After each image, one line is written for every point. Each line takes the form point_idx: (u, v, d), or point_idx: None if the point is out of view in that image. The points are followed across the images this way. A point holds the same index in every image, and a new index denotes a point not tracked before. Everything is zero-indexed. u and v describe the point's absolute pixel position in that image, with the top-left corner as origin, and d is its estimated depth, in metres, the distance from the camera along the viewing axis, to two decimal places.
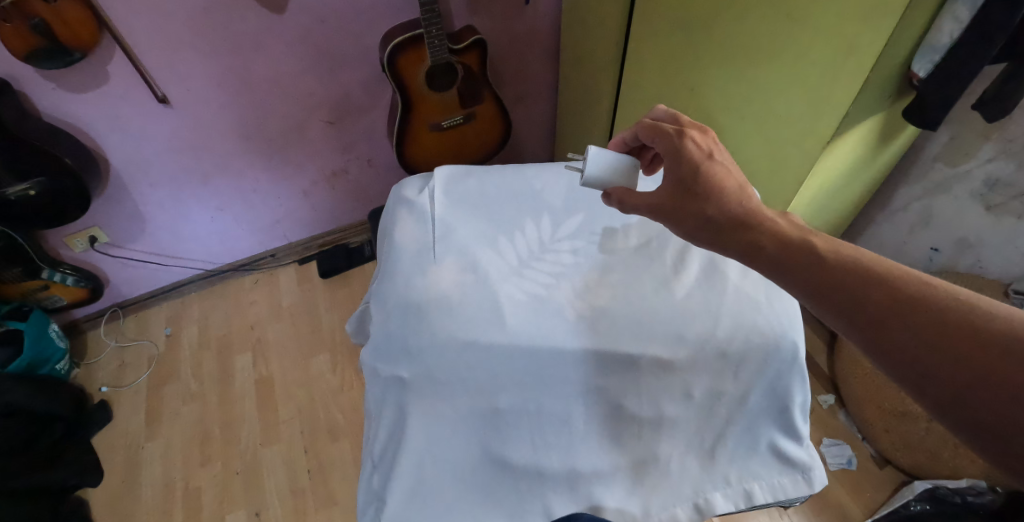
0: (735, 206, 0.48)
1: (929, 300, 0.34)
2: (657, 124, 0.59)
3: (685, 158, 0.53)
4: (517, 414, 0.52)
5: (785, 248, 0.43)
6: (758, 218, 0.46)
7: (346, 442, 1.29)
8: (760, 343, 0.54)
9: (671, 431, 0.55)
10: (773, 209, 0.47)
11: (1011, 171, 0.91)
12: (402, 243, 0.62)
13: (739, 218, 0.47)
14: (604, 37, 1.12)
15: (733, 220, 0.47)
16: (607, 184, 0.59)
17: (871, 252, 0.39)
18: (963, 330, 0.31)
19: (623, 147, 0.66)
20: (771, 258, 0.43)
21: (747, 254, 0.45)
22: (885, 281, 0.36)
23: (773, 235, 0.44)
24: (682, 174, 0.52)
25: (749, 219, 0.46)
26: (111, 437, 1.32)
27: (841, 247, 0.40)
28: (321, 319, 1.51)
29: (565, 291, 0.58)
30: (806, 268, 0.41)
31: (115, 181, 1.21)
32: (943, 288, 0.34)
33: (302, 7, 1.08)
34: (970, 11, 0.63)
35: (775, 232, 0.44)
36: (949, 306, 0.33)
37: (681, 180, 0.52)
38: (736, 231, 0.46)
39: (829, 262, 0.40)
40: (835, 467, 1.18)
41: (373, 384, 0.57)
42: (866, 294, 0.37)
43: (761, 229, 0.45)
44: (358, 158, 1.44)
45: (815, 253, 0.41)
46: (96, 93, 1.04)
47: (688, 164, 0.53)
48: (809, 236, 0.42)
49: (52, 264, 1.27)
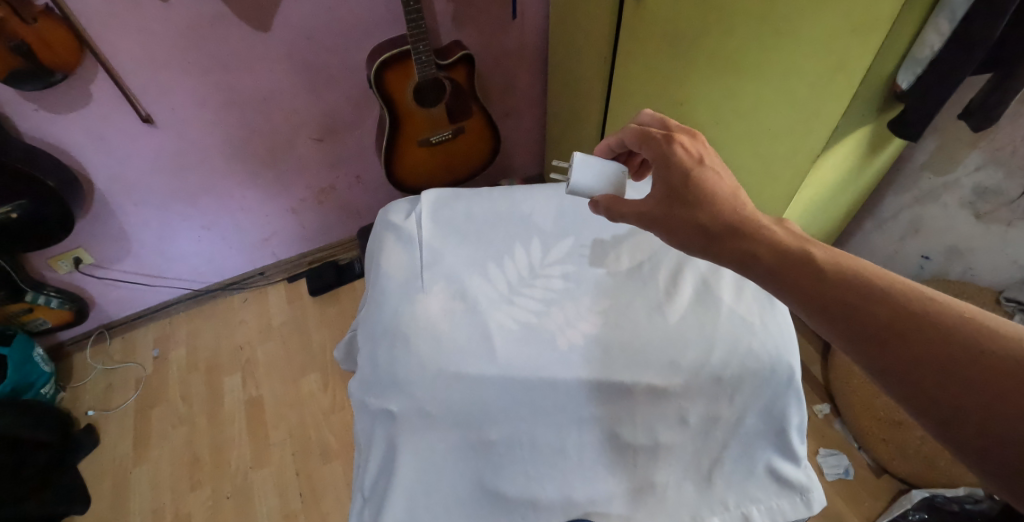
0: (729, 215, 0.47)
1: (930, 320, 0.33)
2: (645, 129, 0.57)
3: (675, 166, 0.52)
4: (509, 445, 0.51)
5: (780, 263, 0.42)
6: (752, 231, 0.45)
7: (339, 463, 1.26)
8: (755, 367, 0.53)
9: (668, 458, 0.53)
10: (768, 219, 0.46)
11: (999, 180, 0.91)
12: (389, 270, 0.60)
13: (731, 230, 0.46)
14: (592, 50, 1.12)
15: (728, 228, 0.46)
16: (596, 192, 0.59)
17: (870, 263, 0.39)
18: (967, 354, 0.31)
19: (610, 153, 0.66)
20: (769, 269, 0.42)
21: (742, 266, 0.44)
22: (887, 297, 0.36)
23: (768, 247, 0.43)
24: (672, 183, 0.51)
25: (744, 228, 0.45)
26: (98, 462, 1.28)
27: (839, 259, 0.40)
28: (312, 338, 1.49)
29: (556, 319, 0.57)
30: (802, 283, 0.40)
31: (99, 202, 1.19)
32: (944, 304, 0.34)
33: (288, 24, 1.07)
34: (950, 24, 0.62)
35: (771, 243, 0.43)
36: (951, 324, 0.32)
37: (671, 190, 0.51)
38: (731, 241, 0.45)
39: (826, 275, 0.39)
40: (832, 477, 1.17)
41: (361, 416, 0.55)
42: (871, 310, 0.36)
43: (754, 244, 0.44)
44: (347, 174, 1.43)
45: (814, 266, 0.40)
46: (79, 114, 1.02)
47: (677, 171, 0.52)
48: (808, 246, 0.42)
49: (36, 287, 1.24)
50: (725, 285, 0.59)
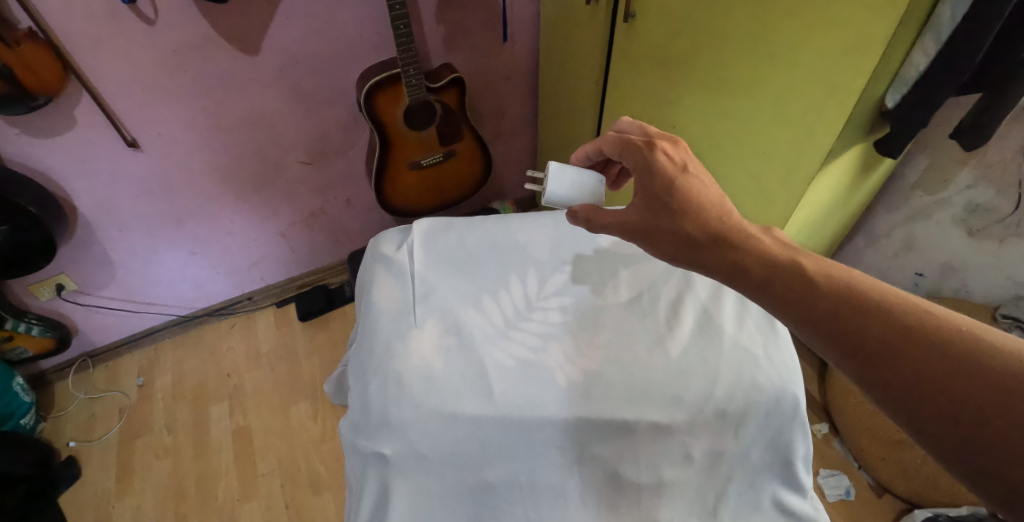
0: (717, 223, 0.45)
1: (925, 332, 0.32)
2: (624, 138, 0.55)
3: (658, 172, 0.50)
4: (507, 486, 0.49)
5: (772, 278, 0.40)
6: (742, 244, 0.43)
7: (330, 494, 1.22)
8: (760, 401, 0.52)
9: (672, 498, 0.51)
10: (755, 228, 0.44)
11: (991, 197, 0.92)
12: (379, 305, 0.59)
13: (721, 245, 0.44)
14: (583, 72, 1.12)
15: (716, 237, 0.44)
16: (574, 202, 0.58)
17: (861, 272, 0.38)
18: (963, 363, 0.30)
19: (587, 161, 0.63)
20: (756, 278, 0.41)
21: (732, 280, 0.42)
22: (880, 310, 0.35)
23: (758, 261, 0.41)
24: (655, 191, 0.49)
25: (733, 237, 0.43)
26: (79, 496, 1.23)
27: (829, 266, 0.39)
28: (302, 364, 1.45)
29: (554, 354, 0.55)
30: (798, 298, 0.38)
31: (83, 228, 1.16)
32: (936, 317, 0.33)
33: (277, 48, 1.06)
34: (936, 44, 0.62)
35: (759, 256, 0.41)
36: (947, 338, 0.31)
37: (654, 199, 0.49)
38: (719, 250, 0.44)
39: (816, 285, 0.38)
40: (833, 498, 1.16)
41: (352, 459, 0.52)
42: (862, 323, 0.35)
43: (745, 260, 0.42)
44: (337, 197, 1.41)
45: (805, 275, 0.39)
46: (63, 138, 1.00)
47: (661, 180, 0.49)
48: (796, 255, 0.40)
49: (17, 314, 1.21)
50: (727, 315, 0.58)
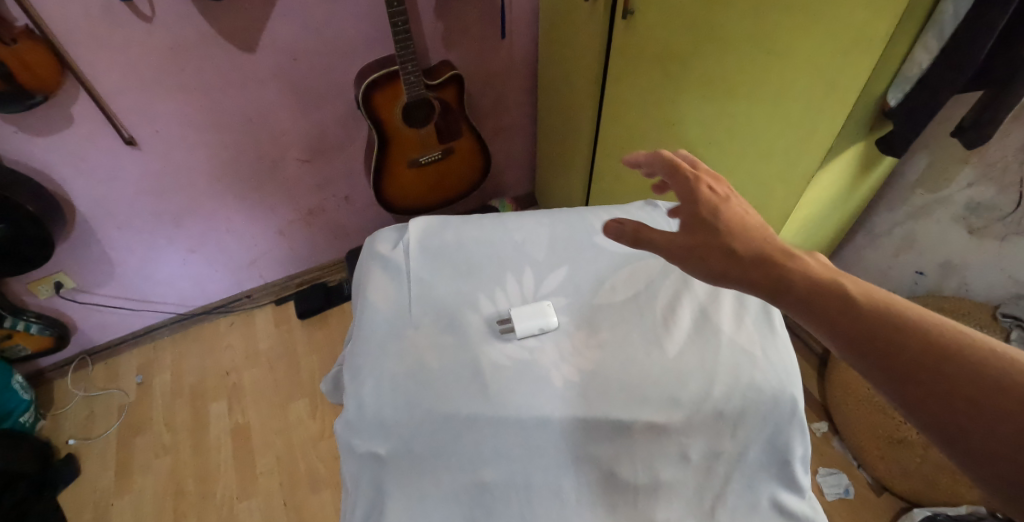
0: (760, 244, 0.44)
1: (969, 357, 0.32)
2: (672, 163, 0.52)
3: (700, 199, 0.49)
4: (503, 487, 0.49)
5: (812, 295, 0.40)
6: (783, 264, 0.42)
7: (329, 492, 1.22)
8: (757, 401, 0.52)
9: (670, 500, 0.50)
10: (796, 249, 0.43)
11: (992, 195, 0.91)
12: (376, 304, 0.58)
13: (760, 265, 0.43)
14: (583, 69, 1.12)
15: (759, 256, 0.43)
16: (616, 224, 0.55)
17: (904, 298, 0.37)
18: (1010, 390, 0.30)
19: None
20: (800, 297, 0.40)
21: (774, 295, 0.42)
22: (925, 335, 0.34)
23: (802, 279, 0.40)
24: (700, 214, 0.48)
25: (778, 258, 0.43)
26: (78, 494, 1.23)
27: (873, 290, 0.38)
28: (301, 362, 1.45)
29: (551, 354, 0.55)
30: (839, 316, 0.38)
31: (81, 226, 1.15)
32: (982, 344, 0.32)
33: (275, 45, 1.05)
34: (939, 42, 0.61)
35: (803, 273, 0.41)
36: (993, 366, 0.31)
37: (699, 222, 0.48)
38: (763, 268, 0.43)
39: (860, 307, 0.37)
40: (833, 497, 1.16)
41: (346, 460, 0.52)
42: (908, 346, 0.34)
43: (788, 276, 0.41)
44: (335, 195, 1.41)
45: (849, 296, 0.38)
46: (60, 136, 1.00)
47: (705, 205, 0.48)
48: (839, 277, 0.40)
49: (14, 313, 1.20)
50: (725, 314, 0.57)
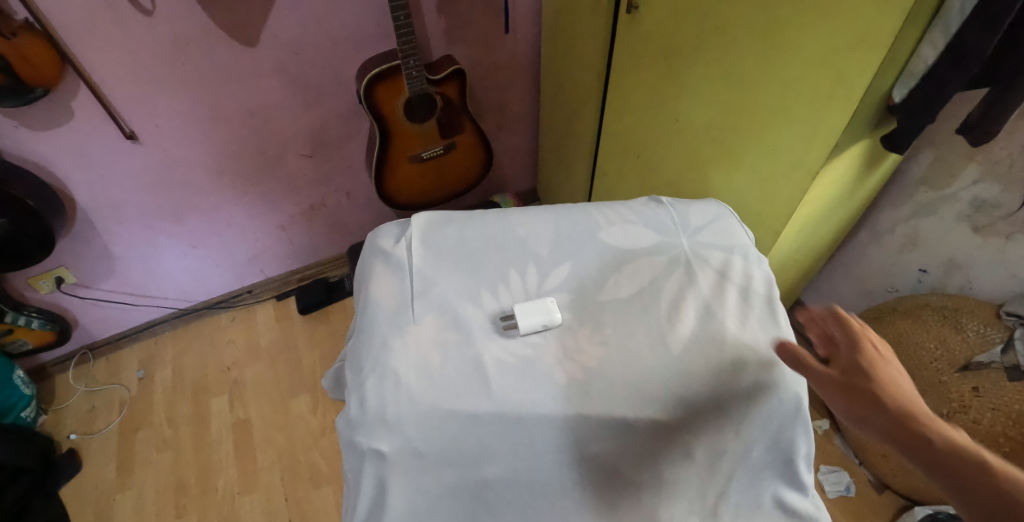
0: (917, 413, 0.43)
1: None
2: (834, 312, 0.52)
3: (859, 351, 0.48)
4: (506, 485, 0.49)
5: (958, 461, 0.39)
6: (930, 432, 0.41)
7: (329, 488, 1.23)
8: (762, 398, 0.51)
9: (673, 498, 0.50)
10: (945, 421, 0.43)
11: (997, 193, 0.90)
12: (378, 300, 0.58)
13: (901, 426, 0.43)
14: (586, 64, 1.11)
15: (916, 426, 0.42)
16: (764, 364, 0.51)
17: None
18: None
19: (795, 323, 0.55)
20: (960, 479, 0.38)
21: (913, 455, 0.42)
22: None
23: (946, 447, 0.40)
24: (857, 369, 0.47)
25: (937, 432, 0.41)
26: (80, 488, 1.23)
27: None
28: (302, 358, 1.45)
29: (554, 351, 0.54)
30: (989, 504, 0.37)
31: (81, 220, 1.15)
32: None
33: (276, 39, 1.05)
34: (945, 37, 0.60)
35: (947, 443, 0.40)
36: None
37: (856, 377, 0.46)
38: (921, 439, 0.41)
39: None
40: (834, 495, 1.16)
41: (348, 456, 0.52)
42: None
43: (932, 441, 0.41)
44: (337, 190, 1.41)
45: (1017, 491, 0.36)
46: (60, 130, 0.99)
47: (863, 359, 0.47)
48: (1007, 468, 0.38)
49: (16, 308, 1.20)
50: (729, 312, 0.57)
